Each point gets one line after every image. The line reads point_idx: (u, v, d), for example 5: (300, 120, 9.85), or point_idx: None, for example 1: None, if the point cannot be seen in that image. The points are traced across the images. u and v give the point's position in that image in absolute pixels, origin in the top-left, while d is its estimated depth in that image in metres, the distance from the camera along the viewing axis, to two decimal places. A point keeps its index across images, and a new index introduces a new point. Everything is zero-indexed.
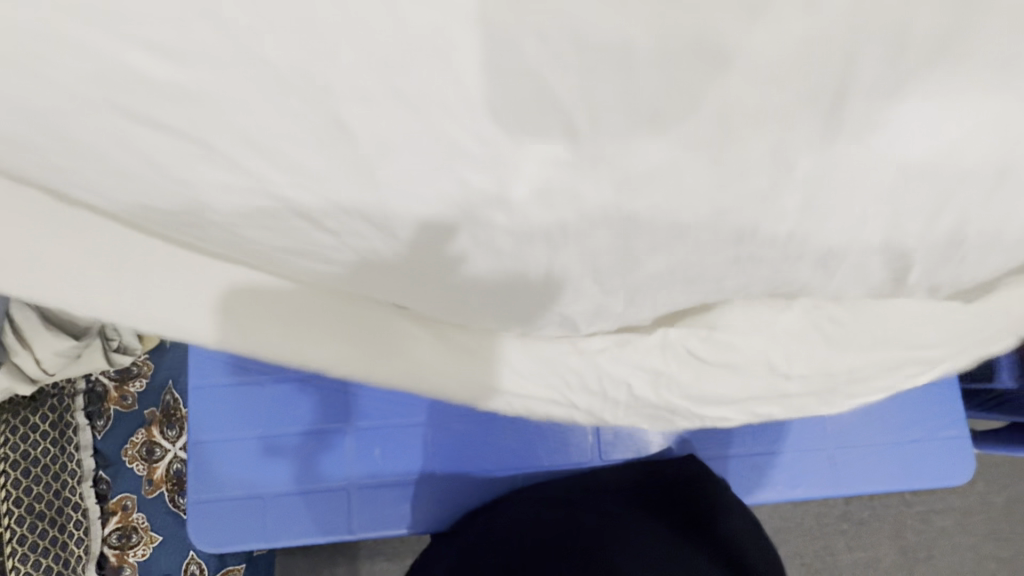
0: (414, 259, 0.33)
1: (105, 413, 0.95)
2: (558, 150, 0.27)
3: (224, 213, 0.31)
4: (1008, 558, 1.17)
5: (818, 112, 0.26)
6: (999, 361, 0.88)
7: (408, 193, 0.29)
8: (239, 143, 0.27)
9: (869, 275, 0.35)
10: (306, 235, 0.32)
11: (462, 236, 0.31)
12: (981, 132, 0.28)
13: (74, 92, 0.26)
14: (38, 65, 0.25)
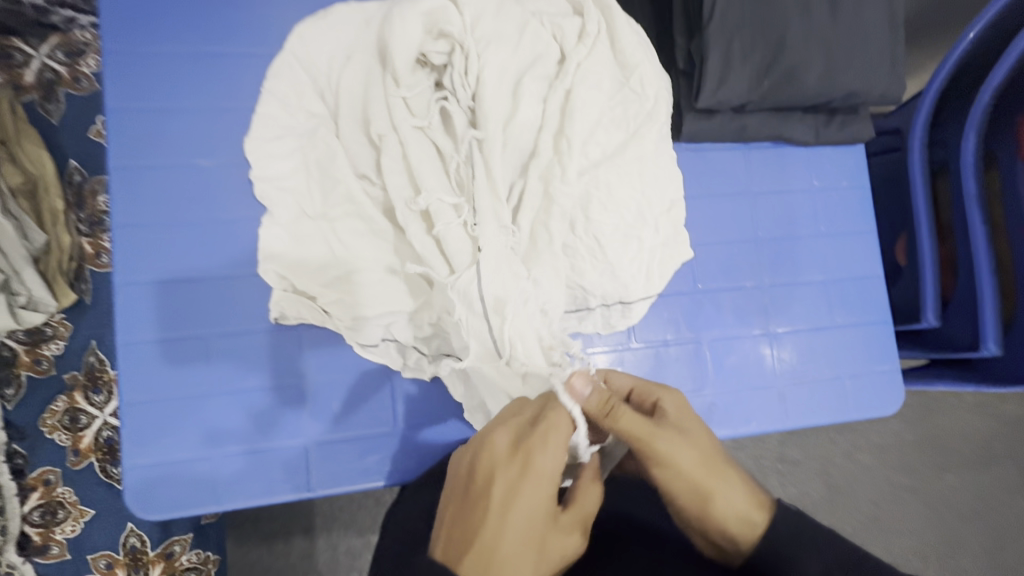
0: (350, 101, 0.65)
1: (16, 380, 0.72)
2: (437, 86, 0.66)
3: (358, 87, 0.65)
4: (915, 486, 1.34)
5: (542, 110, 0.66)
6: (926, 298, 0.81)
7: (394, 93, 0.63)
8: (356, 111, 0.65)
9: (579, 120, 0.65)
10: (370, 107, 0.64)
11: (396, 75, 0.64)
12: (554, 88, 0.66)
13: (356, 110, 0.65)
14: (347, 110, 0.65)
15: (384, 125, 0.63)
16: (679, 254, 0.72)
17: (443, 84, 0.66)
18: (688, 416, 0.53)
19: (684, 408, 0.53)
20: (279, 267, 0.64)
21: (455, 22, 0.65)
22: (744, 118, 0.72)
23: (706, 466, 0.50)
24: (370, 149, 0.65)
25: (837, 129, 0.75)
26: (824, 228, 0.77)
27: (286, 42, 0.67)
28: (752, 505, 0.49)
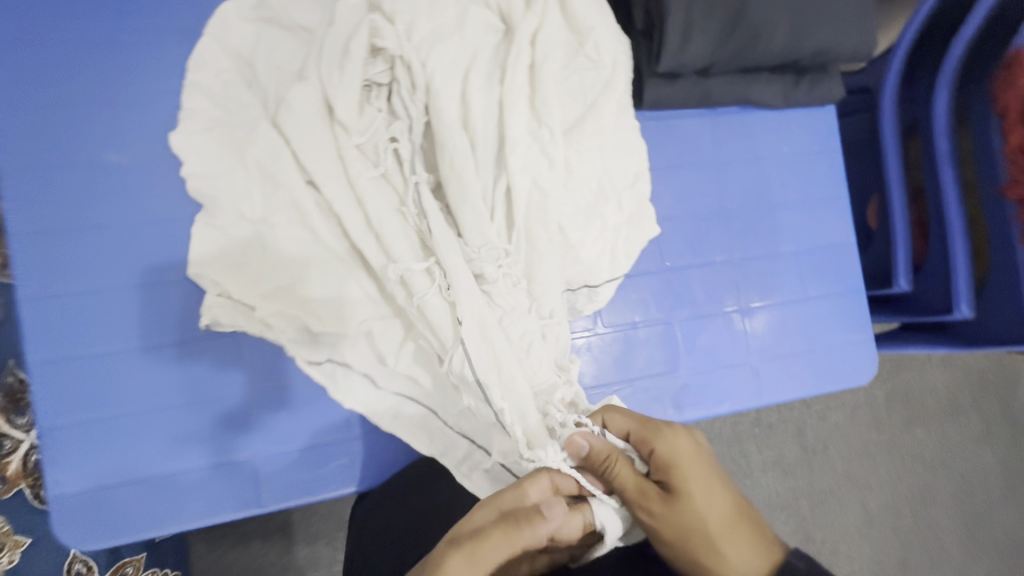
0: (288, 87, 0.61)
1: None
2: (379, 63, 0.62)
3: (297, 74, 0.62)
4: (886, 442, 1.36)
5: (493, 85, 0.62)
6: (899, 263, 0.79)
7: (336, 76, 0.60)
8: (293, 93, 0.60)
9: (531, 92, 0.61)
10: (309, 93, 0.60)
11: (338, 56, 0.60)
12: (504, 59, 0.62)
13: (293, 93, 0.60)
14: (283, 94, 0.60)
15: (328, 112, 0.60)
16: (645, 231, 0.67)
17: (384, 62, 0.62)
18: (679, 471, 0.48)
19: (682, 459, 0.48)
20: (210, 266, 0.58)
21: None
22: (709, 82, 0.67)
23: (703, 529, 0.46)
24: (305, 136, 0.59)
25: (806, 91, 0.71)
26: (794, 197, 0.74)
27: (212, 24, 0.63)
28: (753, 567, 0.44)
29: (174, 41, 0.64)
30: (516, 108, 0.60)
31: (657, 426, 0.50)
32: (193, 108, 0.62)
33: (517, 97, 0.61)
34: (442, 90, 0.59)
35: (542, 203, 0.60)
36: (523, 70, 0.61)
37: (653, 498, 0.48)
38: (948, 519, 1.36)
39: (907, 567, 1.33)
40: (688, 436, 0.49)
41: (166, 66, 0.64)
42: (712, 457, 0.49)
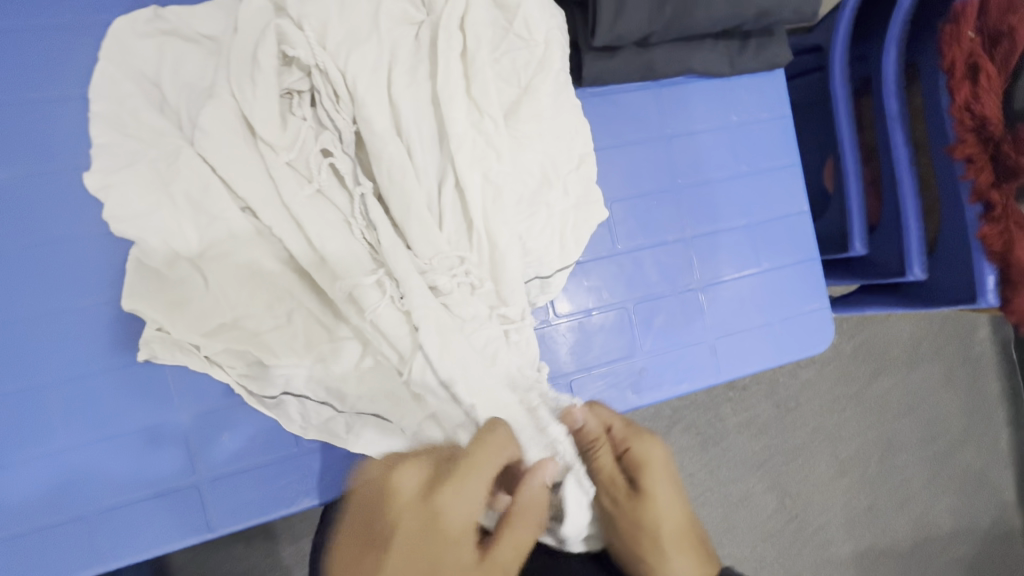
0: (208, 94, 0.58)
1: None
2: (295, 52, 0.56)
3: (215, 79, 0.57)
4: (854, 394, 1.39)
5: (422, 71, 0.58)
6: (853, 226, 0.78)
7: (250, 76, 0.55)
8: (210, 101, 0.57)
9: (462, 78, 0.58)
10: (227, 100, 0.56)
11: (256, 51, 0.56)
12: (431, 45, 0.59)
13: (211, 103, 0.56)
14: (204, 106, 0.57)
15: (250, 121, 0.56)
16: (593, 216, 0.64)
17: (297, 51, 0.56)
18: (647, 475, 0.51)
19: (653, 465, 0.51)
20: (136, 296, 0.55)
21: None
22: (650, 53, 0.64)
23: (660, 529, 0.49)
24: (231, 146, 0.55)
25: (753, 56, 0.68)
26: (745, 167, 0.72)
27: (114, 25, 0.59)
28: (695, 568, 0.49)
29: (64, 40, 0.58)
30: (447, 96, 0.57)
31: (633, 432, 0.53)
32: (94, 115, 0.57)
33: (446, 83, 0.57)
34: (368, 83, 0.56)
35: (478, 194, 0.57)
36: (453, 53, 0.58)
37: (618, 495, 0.51)
38: (914, 462, 1.41)
39: (876, 510, 1.38)
40: (662, 445, 0.53)
41: (60, 70, 0.58)
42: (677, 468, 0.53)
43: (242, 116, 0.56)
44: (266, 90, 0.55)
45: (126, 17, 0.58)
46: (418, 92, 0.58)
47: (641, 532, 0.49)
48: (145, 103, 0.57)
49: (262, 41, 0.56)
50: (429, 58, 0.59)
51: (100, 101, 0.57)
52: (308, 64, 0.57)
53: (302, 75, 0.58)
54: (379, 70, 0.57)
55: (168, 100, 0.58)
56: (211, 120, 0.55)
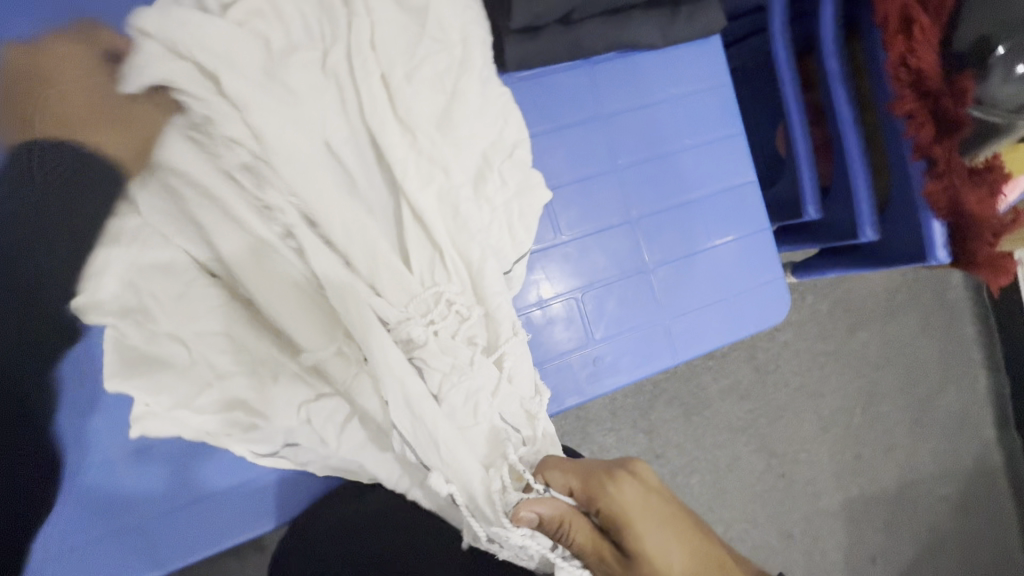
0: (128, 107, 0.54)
1: None
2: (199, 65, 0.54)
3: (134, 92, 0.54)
4: (832, 351, 1.40)
5: (335, 77, 0.56)
6: (804, 191, 0.76)
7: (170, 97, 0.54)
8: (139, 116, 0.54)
9: (376, 80, 0.56)
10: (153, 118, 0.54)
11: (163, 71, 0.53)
12: (342, 46, 0.56)
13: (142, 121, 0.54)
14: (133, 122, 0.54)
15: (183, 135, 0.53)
16: (537, 199, 0.60)
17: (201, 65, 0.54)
18: (634, 529, 0.41)
19: (633, 513, 0.41)
20: (75, 331, 0.53)
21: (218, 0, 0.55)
22: (576, 31, 0.61)
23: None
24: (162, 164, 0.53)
25: (685, 25, 0.65)
26: (689, 141, 0.70)
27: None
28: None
29: None
30: (365, 101, 0.55)
31: (600, 482, 0.43)
32: None
33: (361, 89, 0.56)
34: (280, 94, 0.54)
35: (403, 197, 0.55)
36: (366, 56, 0.56)
37: (613, 568, 0.41)
38: (895, 411, 1.43)
39: (862, 462, 1.40)
40: (634, 486, 0.43)
41: None
42: (668, 493, 0.43)
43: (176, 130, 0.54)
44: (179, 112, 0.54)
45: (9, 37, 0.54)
46: (332, 99, 0.56)
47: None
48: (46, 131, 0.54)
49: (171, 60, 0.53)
50: (341, 60, 0.56)
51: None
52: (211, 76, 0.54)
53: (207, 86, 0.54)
54: (289, 79, 0.55)
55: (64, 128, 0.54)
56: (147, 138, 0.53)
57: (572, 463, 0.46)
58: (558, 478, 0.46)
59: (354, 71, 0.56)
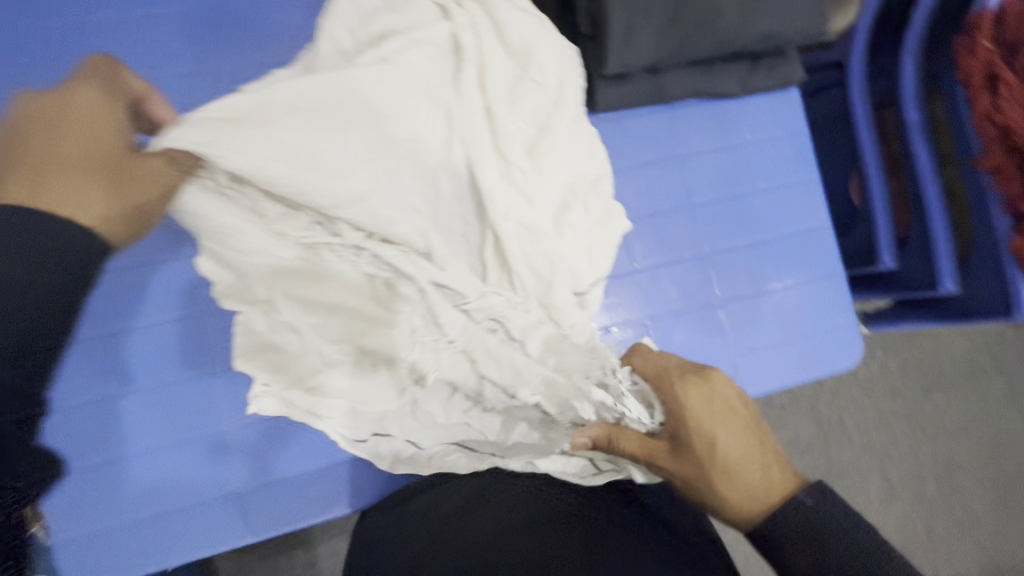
0: (265, 116, 0.59)
1: None
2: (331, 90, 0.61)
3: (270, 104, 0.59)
4: (904, 412, 1.32)
5: (443, 104, 0.62)
6: (880, 240, 0.77)
7: (297, 110, 0.59)
8: (276, 124, 0.58)
9: (478, 109, 0.62)
10: (282, 127, 0.58)
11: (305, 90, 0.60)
12: (451, 79, 0.63)
13: (276, 128, 0.58)
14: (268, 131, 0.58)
15: (307, 145, 0.58)
16: (616, 230, 0.66)
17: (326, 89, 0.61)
18: (692, 424, 0.51)
19: (696, 404, 0.52)
20: (214, 313, 0.64)
21: (350, 36, 0.63)
22: (662, 78, 0.66)
23: (716, 458, 0.49)
24: (288, 172, 0.57)
25: (766, 75, 0.70)
26: (762, 184, 0.73)
27: (159, 71, 0.64)
28: (765, 489, 0.48)
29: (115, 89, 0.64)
30: (468, 129, 0.61)
31: (673, 376, 0.54)
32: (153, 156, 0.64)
33: (464, 117, 0.61)
34: (392, 115, 0.60)
35: (494, 217, 0.60)
36: (472, 90, 0.62)
37: (665, 442, 0.53)
38: (976, 484, 1.32)
39: (936, 536, 1.30)
40: (702, 387, 0.52)
41: None
42: (732, 397, 0.52)
43: (307, 139, 0.58)
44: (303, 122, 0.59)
45: (178, 68, 0.65)
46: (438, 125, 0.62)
47: (700, 473, 0.50)
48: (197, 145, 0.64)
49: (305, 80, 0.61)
50: (449, 91, 0.62)
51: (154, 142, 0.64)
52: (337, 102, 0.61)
53: None
54: (403, 102, 0.61)
55: None
56: (279, 146, 0.58)
57: (658, 358, 0.57)
58: (643, 368, 0.57)
59: (458, 101, 0.62)
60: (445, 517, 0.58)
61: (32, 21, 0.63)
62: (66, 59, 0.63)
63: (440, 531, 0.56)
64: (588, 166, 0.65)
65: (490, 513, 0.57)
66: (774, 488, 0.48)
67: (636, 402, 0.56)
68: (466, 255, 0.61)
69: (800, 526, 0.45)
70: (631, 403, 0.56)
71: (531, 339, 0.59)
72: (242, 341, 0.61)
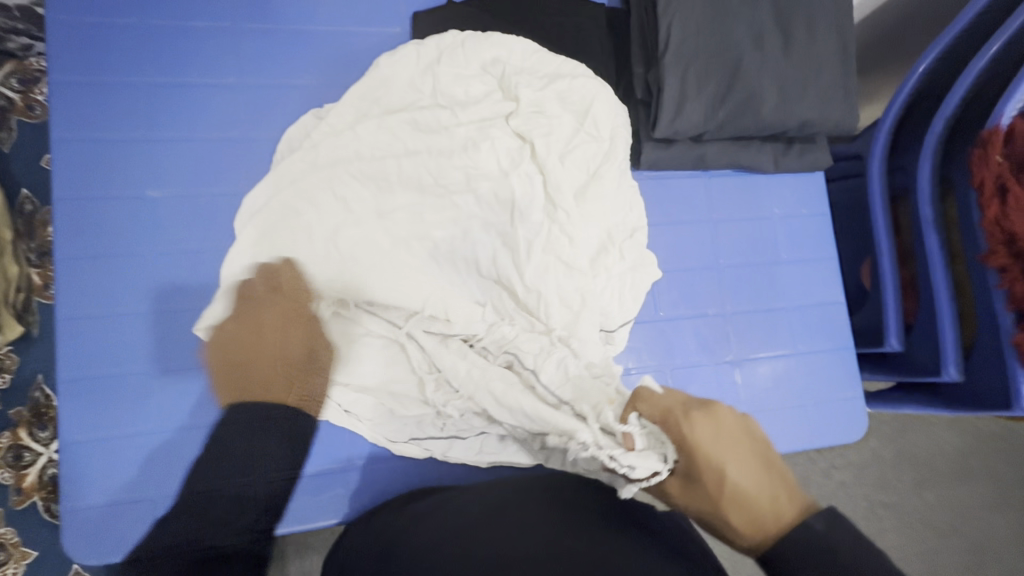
0: (353, 132, 0.66)
1: (47, 422, 0.82)
2: (405, 116, 0.67)
3: (356, 124, 0.67)
4: (893, 504, 1.30)
5: (505, 141, 0.67)
6: (889, 322, 0.81)
7: (377, 133, 0.66)
8: (359, 143, 0.66)
9: (534, 149, 0.67)
10: (361, 150, 0.66)
11: (388, 113, 0.68)
12: (515, 120, 0.67)
13: (360, 147, 0.66)
14: (355, 146, 0.66)
15: (387, 162, 0.66)
16: (647, 277, 0.69)
17: (400, 115, 0.67)
18: (694, 451, 0.47)
19: (700, 437, 0.47)
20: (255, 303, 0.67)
21: (425, 69, 0.69)
22: (703, 147, 0.72)
23: (724, 492, 0.44)
24: (368, 188, 0.65)
25: (796, 158, 0.76)
26: (784, 256, 0.78)
27: (248, 78, 0.70)
28: (775, 519, 0.42)
29: (200, 88, 0.69)
30: (525, 167, 0.66)
31: (678, 416, 0.49)
32: (226, 152, 0.69)
33: (523, 155, 0.67)
34: (458, 146, 0.66)
35: (536, 250, 0.64)
36: (533, 132, 0.67)
37: (675, 475, 0.48)
38: None
39: None
40: (709, 422, 0.47)
41: (190, 110, 0.68)
42: (737, 429, 0.47)
43: (386, 161, 0.66)
44: (381, 144, 0.67)
45: (265, 78, 0.71)
46: (496, 160, 0.66)
47: (711, 509, 0.45)
48: (271, 147, 0.70)
49: (388, 106, 0.69)
50: (512, 129, 0.67)
51: (232, 139, 0.69)
52: (407, 128, 0.67)
53: (399, 134, 0.67)
54: (470, 136, 0.67)
55: (284, 148, 0.69)
56: (363, 162, 0.66)
57: (660, 398, 0.51)
58: (647, 412, 0.52)
59: (519, 141, 0.67)
60: (455, 502, 0.55)
61: (141, 15, 0.69)
62: (165, 54, 0.69)
63: (466, 534, 0.49)
64: (629, 216, 0.69)
65: (517, 511, 0.51)
66: (784, 516, 0.42)
67: (645, 445, 0.51)
68: (506, 282, 0.65)
69: (808, 547, 0.40)
70: (642, 457, 0.49)
71: (544, 368, 0.60)
72: (282, 335, 0.64)
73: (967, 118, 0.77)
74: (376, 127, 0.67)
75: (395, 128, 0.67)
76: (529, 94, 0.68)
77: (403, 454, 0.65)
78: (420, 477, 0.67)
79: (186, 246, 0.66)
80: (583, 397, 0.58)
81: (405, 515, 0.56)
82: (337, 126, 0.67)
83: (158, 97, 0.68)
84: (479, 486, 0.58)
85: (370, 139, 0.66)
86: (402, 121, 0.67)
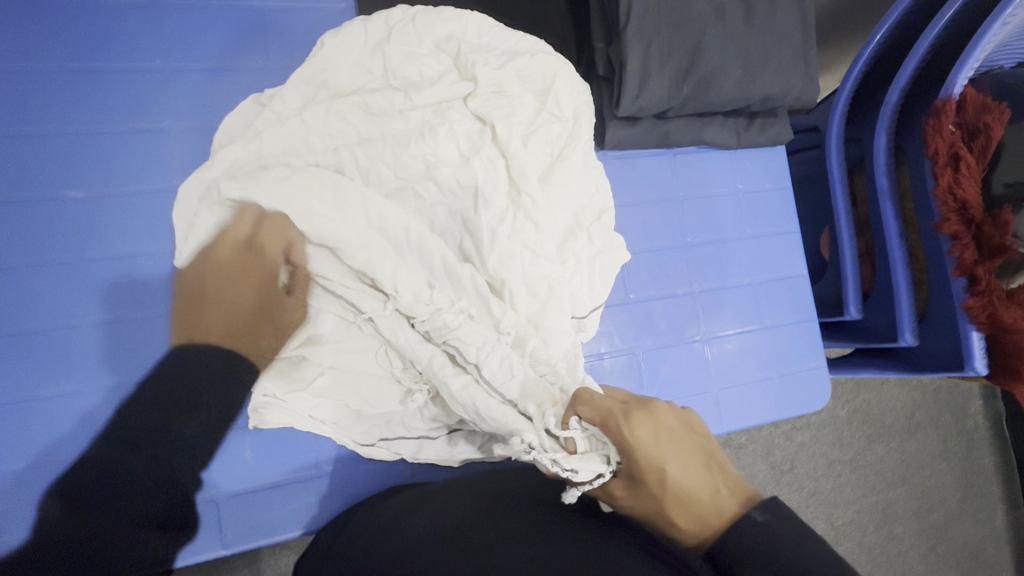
0: (299, 118, 0.62)
1: None
2: (355, 100, 0.63)
3: (302, 109, 0.62)
4: (849, 459, 1.37)
5: (464, 123, 0.63)
6: (847, 291, 0.83)
7: (326, 119, 0.62)
8: (306, 130, 0.62)
9: (494, 131, 0.63)
10: (309, 137, 0.62)
11: (336, 97, 0.63)
12: (473, 101, 0.64)
13: (308, 134, 0.62)
14: (303, 134, 0.62)
15: (338, 150, 0.62)
16: (615, 260, 0.68)
17: (350, 98, 0.63)
18: (635, 452, 0.47)
19: (641, 439, 0.47)
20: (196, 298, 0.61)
21: (373, 47, 0.64)
22: (667, 124, 0.71)
23: (668, 490, 0.45)
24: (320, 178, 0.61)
25: (757, 132, 0.76)
26: (748, 231, 0.78)
27: (177, 63, 0.64)
28: (716, 515, 0.43)
29: (122, 74, 0.62)
30: (486, 151, 0.63)
31: (618, 416, 0.49)
32: (156, 144, 0.63)
33: (483, 138, 0.63)
34: (413, 130, 0.63)
35: (501, 237, 0.61)
36: (493, 113, 0.64)
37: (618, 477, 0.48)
38: (911, 532, 1.39)
39: None
40: (648, 421, 0.48)
41: (112, 99, 0.62)
42: (675, 427, 0.48)
43: (338, 148, 0.62)
44: (330, 129, 0.62)
45: (198, 61, 0.65)
46: (454, 143, 0.63)
47: (657, 508, 0.46)
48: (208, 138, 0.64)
49: (336, 90, 0.64)
50: (470, 110, 0.64)
51: (163, 130, 0.63)
52: (358, 112, 0.63)
53: (349, 119, 0.62)
54: (427, 120, 0.63)
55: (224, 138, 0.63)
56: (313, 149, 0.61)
57: (601, 400, 0.51)
58: (588, 415, 0.51)
59: (478, 122, 0.64)
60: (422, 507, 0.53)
61: None
62: (79, 37, 0.62)
63: (450, 533, 0.46)
64: (596, 196, 0.67)
65: (488, 509, 0.49)
66: (724, 511, 0.43)
67: (585, 448, 0.50)
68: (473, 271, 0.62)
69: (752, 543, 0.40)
70: (584, 461, 0.49)
71: (486, 363, 0.56)
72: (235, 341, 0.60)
73: (920, 88, 0.78)
74: (324, 111, 0.62)
75: (344, 113, 0.62)
76: (487, 73, 0.64)
77: (376, 457, 0.63)
78: (391, 477, 0.65)
79: (119, 251, 0.60)
80: (528, 396, 0.55)
81: (357, 532, 0.53)
82: (281, 112, 0.63)
83: (73, 84, 0.61)
84: (446, 491, 0.56)
85: (318, 124, 0.62)
86: (353, 105, 0.63)
